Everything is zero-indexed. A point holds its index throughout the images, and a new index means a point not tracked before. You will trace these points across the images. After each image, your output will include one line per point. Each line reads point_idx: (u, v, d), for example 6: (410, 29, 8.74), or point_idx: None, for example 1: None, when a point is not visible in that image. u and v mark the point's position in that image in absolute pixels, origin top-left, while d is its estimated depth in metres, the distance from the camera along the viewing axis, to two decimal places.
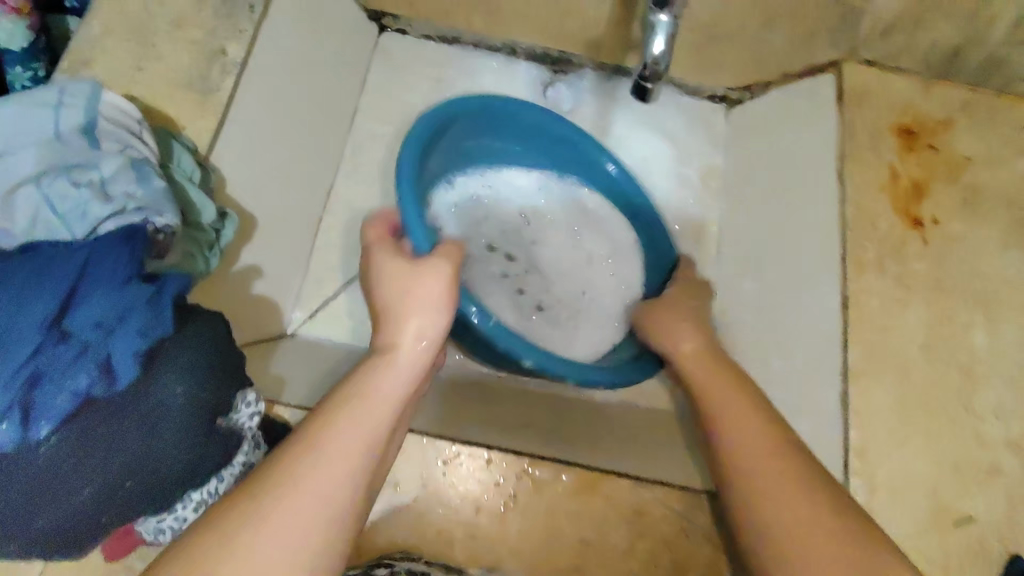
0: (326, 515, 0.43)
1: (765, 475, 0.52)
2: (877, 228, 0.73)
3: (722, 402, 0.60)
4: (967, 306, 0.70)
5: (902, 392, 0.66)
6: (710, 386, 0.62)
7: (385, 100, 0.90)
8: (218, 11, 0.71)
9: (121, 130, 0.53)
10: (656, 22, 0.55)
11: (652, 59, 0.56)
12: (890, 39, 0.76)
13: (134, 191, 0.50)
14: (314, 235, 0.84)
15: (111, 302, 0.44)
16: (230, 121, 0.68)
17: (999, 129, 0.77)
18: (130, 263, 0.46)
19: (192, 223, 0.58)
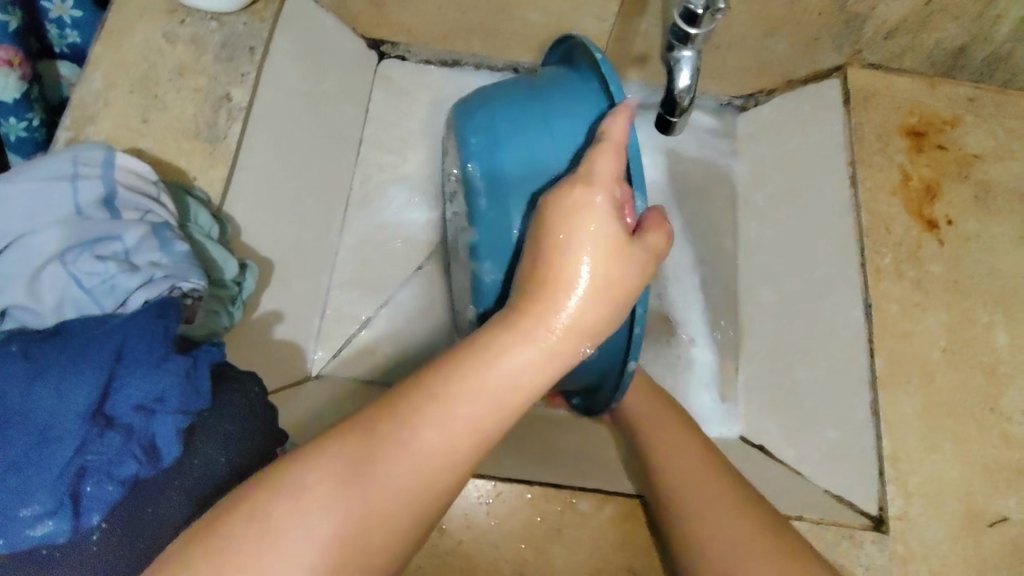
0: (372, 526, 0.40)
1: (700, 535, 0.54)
2: (894, 232, 0.73)
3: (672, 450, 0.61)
4: (986, 305, 0.70)
5: (929, 397, 0.67)
6: (655, 440, 0.63)
7: (388, 130, 0.89)
8: (218, 55, 0.70)
9: (140, 197, 0.53)
10: (680, 58, 0.59)
11: (679, 92, 0.60)
12: (894, 40, 0.76)
13: (159, 258, 0.50)
14: (330, 274, 0.82)
15: (150, 383, 0.44)
16: (240, 168, 0.67)
17: (1005, 124, 0.78)
18: (165, 339, 0.46)
19: (214, 280, 0.58)
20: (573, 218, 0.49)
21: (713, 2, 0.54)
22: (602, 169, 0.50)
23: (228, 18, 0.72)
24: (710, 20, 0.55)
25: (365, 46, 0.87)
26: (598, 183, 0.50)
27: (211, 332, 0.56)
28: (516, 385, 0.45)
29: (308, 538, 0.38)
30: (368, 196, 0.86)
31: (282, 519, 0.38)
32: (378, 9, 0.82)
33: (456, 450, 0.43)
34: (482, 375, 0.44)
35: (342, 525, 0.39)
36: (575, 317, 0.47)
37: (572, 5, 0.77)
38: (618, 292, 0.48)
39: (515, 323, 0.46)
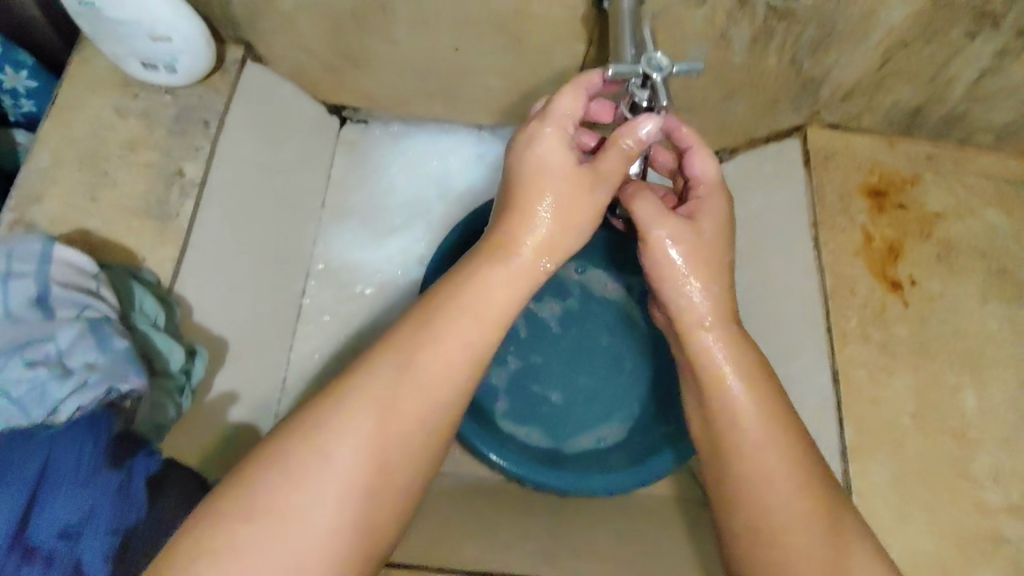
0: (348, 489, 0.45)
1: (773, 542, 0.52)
2: (858, 294, 0.72)
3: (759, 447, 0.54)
4: (953, 368, 0.70)
5: (899, 465, 0.66)
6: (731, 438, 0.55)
7: (353, 198, 0.88)
8: (170, 129, 0.69)
9: (77, 290, 0.50)
10: None
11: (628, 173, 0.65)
12: (851, 102, 0.76)
13: (94, 358, 0.47)
14: (291, 346, 0.81)
15: (77, 502, 0.45)
16: (192, 247, 0.65)
17: (962, 181, 0.79)
18: (94, 454, 0.46)
19: (160, 371, 0.55)
20: (531, 165, 0.53)
21: (657, 101, 0.53)
22: (551, 146, 0.53)
23: (182, 91, 0.71)
24: (655, 112, 0.55)
25: (326, 111, 0.87)
26: (551, 120, 0.53)
27: (156, 427, 0.54)
28: (499, 304, 0.51)
29: (329, 483, 0.45)
30: (331, 265, 0.86)
31: (303, 473, 0.45)
32: (336, 75, 0.81)
33: (451, 377, 0.49)
34: (448, 314, 0.50)
35: (350, 468, 0.46)
36: (539, 247, 0.53)
37: (530, 71, 0.77)
38: (580, 217, 0.54)
39: (490, 254, 0.52)
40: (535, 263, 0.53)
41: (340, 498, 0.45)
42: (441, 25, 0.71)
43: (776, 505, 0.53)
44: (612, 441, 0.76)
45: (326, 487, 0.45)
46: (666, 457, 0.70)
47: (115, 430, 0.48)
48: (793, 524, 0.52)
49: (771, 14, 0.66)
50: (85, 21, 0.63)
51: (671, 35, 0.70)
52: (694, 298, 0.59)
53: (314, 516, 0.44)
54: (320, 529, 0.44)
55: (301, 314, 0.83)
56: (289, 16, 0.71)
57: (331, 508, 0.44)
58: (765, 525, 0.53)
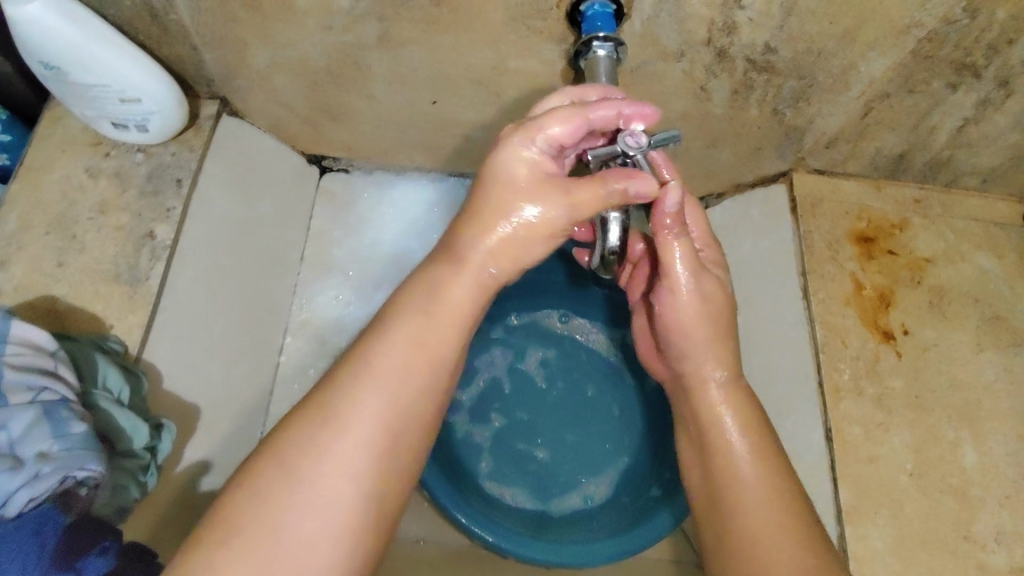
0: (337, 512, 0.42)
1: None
2: (849, 346, 0.71)
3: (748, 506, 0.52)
4: (950, 422, 0.68)
5: (898, 528, 0.63)
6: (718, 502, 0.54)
7: (336, 250, 0.86)
8: (143, 189, 0.67)
9: (33, 373, 0.48)
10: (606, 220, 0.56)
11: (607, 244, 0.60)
12: (835, 148, 0.75)
13: (48, 447, 0.46)
14: (267, 408, 0.78)
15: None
16: (162, 310, 0.63)
17: (952, 225, 0.78)
18: (41, 558, 0.44)
19: (123, 450, 0.53)
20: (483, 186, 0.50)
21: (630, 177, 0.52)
22: (519, 164, 0.49)
23: (155, 149, 0.69)
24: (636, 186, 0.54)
25: (304, 162, 0.86)
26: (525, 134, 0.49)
27: (117, 509, 0.52)
28: (461, 309, 0.48)
29: (319, 501, 0.42)
30: (310, 320, 0.83)
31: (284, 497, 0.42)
32: (314, 128, 0.80)
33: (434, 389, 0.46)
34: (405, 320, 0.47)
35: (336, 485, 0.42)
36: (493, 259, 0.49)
37: (510, 123, 0.76)
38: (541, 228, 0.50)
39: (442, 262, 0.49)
40: (480, 269, 0.50)
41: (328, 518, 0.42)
42: (419, 81, 0.70)
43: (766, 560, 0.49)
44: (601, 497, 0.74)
45: (312, 508, 0.42)
46: (665, 516, 0.67)
47: (66, 528, 0.45)
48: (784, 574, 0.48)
49: (750, 68, 0.65)
50: (53, 85, 0.62)
51: (649, 88, 0.69)
52: (706, 364, 0.59)
53: (301, 535, 0.41)
54: (310, 547, 0.41)
55: (278, 373, 0.80)
56: (263, 74, 0.70)
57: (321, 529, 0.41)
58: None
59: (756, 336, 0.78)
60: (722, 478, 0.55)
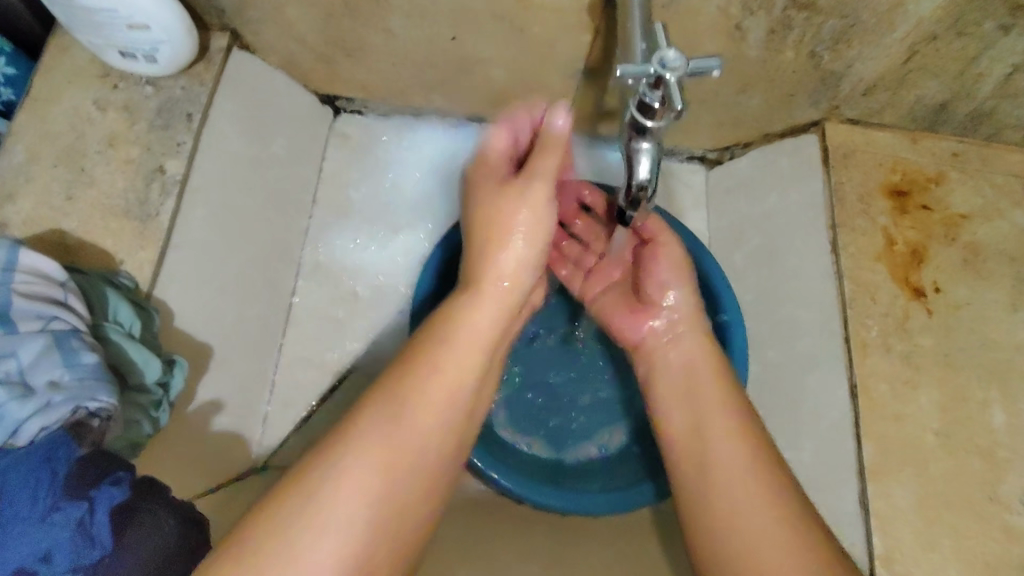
0: (349, 533, 0.47)
1: (739, 488, 0.54)
2: (879, 302, 0.68)
3: (715, 427, 0.57)
4: (980, 381, 0.66)
5: (922, 486, 0.62)
6: (696, 424, 0.59)
7: (353, 194, 0.83)
8: (152, 123, 0.65)
9: (41, 302, 0.47)
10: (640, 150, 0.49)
11: (640, 185, 0.50)
12: (873, 97, 0.72)
13: (60, 376, 0.44)
14: (279, 351, 0.76)
15: (31, 544, 0.41)
16: (174, 247, 0.62)
17: (990, 180, 0.74)
18: (53, 488, 0.42)
19: (134, 385, 0.52)
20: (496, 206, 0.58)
21: (671, 102, 0.45)
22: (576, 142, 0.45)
23: (165, 82, 0.67)
24: (667, 114, 0.46)
25: (318, 101, 0.83)
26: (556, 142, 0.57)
27: (131, 444, 0.51)
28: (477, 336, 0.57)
29: (326, 503, 0.47)
30: (324, 262, 0.80)
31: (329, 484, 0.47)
32: (329, 66, 0.77)
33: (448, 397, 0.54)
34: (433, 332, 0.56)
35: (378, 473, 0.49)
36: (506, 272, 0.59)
37: (533, 63, 0.72)
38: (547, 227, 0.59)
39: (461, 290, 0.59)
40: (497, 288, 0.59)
41: (360, 506, 0.48)
42: (439, 14, 0.67)
43: (725, 464, 0.55)
44: (616, 445, 0.74)
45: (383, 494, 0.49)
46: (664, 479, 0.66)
47: (77, 458, 0.44)
48: (739, 486, 0.53)
49: (791, 4, 0.62)
50: (57, 9, 0.59)
51: (681, 27, 0.66)
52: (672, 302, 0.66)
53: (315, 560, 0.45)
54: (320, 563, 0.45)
55: (289, 318, 0.78)
56: (275, 4, 0.67)
57: (354, 520, 0.47)
58: (715, 475, 0.55)
59: (781, 291, 0.76)
60: (699, 399, 0.60)
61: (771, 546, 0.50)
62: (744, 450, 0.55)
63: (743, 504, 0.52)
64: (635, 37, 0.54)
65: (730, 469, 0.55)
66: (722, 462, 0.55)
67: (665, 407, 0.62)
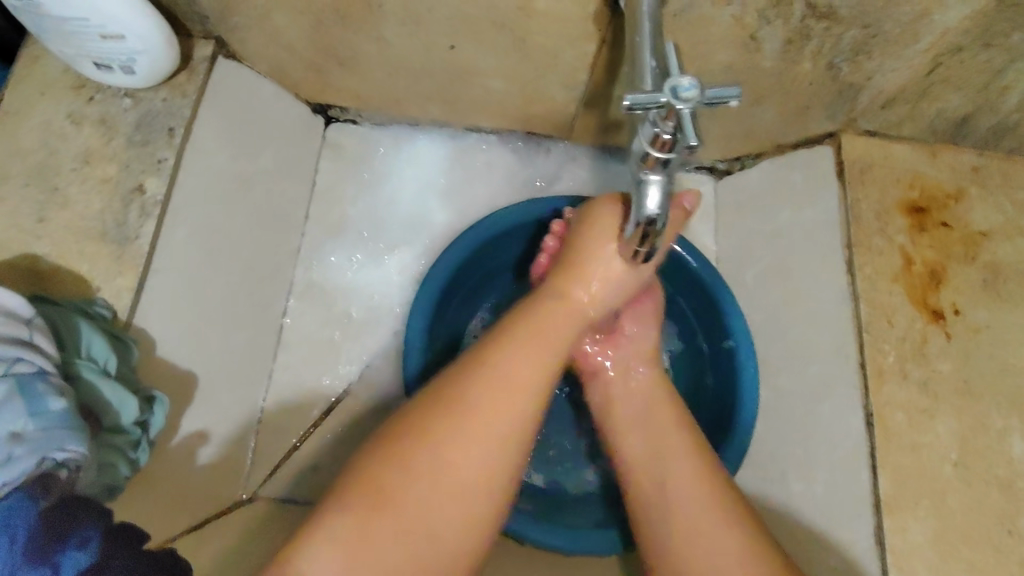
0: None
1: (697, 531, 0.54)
2: (895, 326, 0.65)
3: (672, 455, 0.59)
4: (1000, 409, 0.63)
5: (939, 522, 0.59)
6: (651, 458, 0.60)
7: (348, 208, 0.78)
8: (131, 138, 0.61)
9: (4, 343, 0.43)
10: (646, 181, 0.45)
11: (647, 218, 0.47)
12: (892, 109, 0.69)
13: (23, 427, 0.42)
14: (269, 378, 0.72)
15: None
16: (154, 271, 0.59)
17: (1012, 195, 0.71)
18: (11, 553, 0.38)
19: (109, 426, 0.49)
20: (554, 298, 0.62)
21: (685, 135, 0.41)
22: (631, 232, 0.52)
23: (144, 94, 0.63)
24: (678, 147, 0.43)
25: (308, 110, 0.78)
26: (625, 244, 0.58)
27: (108, 488, 0.48)
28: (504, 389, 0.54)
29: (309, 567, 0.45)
30: (317, 280, 0.76)
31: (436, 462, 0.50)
32: (319, 74, 0.73)
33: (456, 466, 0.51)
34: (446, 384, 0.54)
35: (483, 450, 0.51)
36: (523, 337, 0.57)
37: (535, 74, 0.69)
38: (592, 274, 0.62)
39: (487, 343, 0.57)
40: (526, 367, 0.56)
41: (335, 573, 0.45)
42: (436, 22, 0.63)
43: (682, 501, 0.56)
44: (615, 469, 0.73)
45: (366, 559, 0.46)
46: None
47: (38, 516, 0.40)
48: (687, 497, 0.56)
49: (809, 14, 0.58)
50: (26, 18, 0.55)
51: (692, 36, 0.62)
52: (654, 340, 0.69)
53: None
54: None
55: (280, 342, 0.74)
56: (261, 10, 0.64)
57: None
58: (674, 512, 0.56)
59: (792, 311, 0.73)
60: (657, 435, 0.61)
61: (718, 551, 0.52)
62: (697, 494, 0.56)
63: (691, 519, 0.55)
64: (644, 51, 0.50)
65: (686, 507, 0.55)
66: (673, 476, 0.58)
67: (622, 432, 0.64)
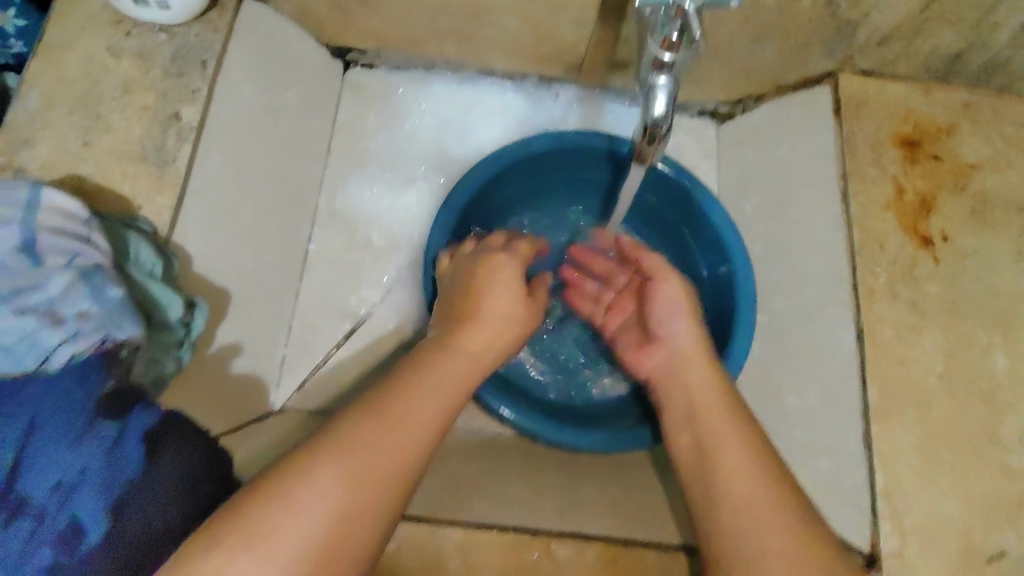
0: None
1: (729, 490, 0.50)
2: (886, 250, 0.69)
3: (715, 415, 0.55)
4: (985, 327, 0.67)
5: (924, 427, 0.63)
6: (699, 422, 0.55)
7: (371, 145, 0.83)
8: (166, 70, 0.65)
9: (68, 238, 0.47)
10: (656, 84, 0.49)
11: (653, 120, 0.51)
12: (888, 46, 0.72)
13: (88, 308, 0.45)
14: (295, 298, 0.77)
15: (64, 463, 0.41)
16: (191, 193, 0.63)
17: (1003, 130, 0.74)
18: (84, 411, 0.43)
19: (159, 322, 0.53)
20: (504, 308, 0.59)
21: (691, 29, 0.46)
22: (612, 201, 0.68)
23: (178, 30, 0.67)
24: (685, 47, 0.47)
25: (329, 54, 0.82)
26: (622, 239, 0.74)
27: (156, 381, 0.52)
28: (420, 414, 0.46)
29: None
30: (339, 210, 0.81)
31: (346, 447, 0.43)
32: (341, 15, 0.77)
33: (373, 482, 0.42)
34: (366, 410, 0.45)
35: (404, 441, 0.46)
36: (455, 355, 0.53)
37: (548, 13, 0.72)
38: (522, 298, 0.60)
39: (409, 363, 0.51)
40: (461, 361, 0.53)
41: None
42: None
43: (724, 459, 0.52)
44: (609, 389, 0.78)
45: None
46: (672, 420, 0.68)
47: (105, 387, 0.44)
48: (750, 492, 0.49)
49: None
50: None
51: None
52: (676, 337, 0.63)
53: None
54: None
55: (306, 266, 0.78)
56: None
57: None
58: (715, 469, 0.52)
59: (788, 241, 0.77)
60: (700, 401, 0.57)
61: (772, 533, 0.47)
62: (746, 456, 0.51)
63: (729, 476, 0.51)
64: None
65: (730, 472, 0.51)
66: (731, 468, 0.51)
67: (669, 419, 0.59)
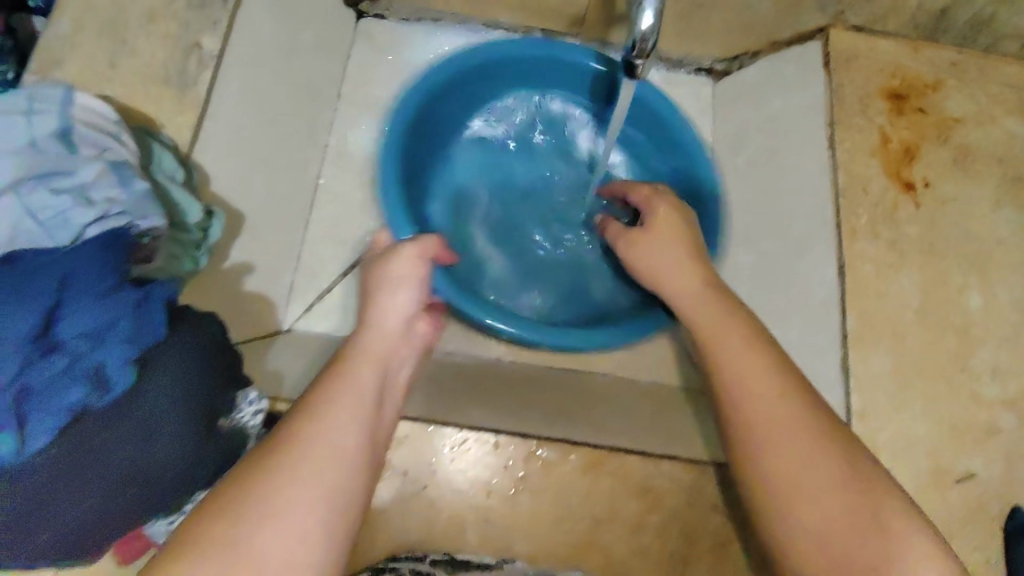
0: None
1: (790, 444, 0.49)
2: (869, 193, 0.72)
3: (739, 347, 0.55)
4: (961, 268, 0.70)
5: (898, 356, 0.67)
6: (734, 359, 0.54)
7: (383, 91, 0.86)
8: (189, 2, 0.67)
9: (99, 134, 0.52)
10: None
11: (640, 35, 0.54)
12: (877, 1, 0.75)
13: (116, 195, 0.49)
14: (305, 227, 0.80)
15: (99, 313, 0.43)
16: (208, 118, 0.66)
17: (986, 86, 0.77)
18: (116, 270, 0.45)
19: (179, 224, 0.57)
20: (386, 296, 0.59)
21: None
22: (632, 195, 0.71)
23: None
24: None
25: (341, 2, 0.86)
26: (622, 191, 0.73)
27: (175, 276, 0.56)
28: (363, 390, 0.52)
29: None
30: (348, 148, 0.84)
31: (249, 530, 0.41)
32: None
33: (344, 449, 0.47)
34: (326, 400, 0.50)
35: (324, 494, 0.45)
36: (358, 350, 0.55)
37: None
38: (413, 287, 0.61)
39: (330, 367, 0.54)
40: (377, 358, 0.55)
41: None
42: None
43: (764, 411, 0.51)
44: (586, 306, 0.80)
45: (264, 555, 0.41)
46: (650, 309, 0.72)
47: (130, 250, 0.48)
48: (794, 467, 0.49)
49: None
50: None
51: None
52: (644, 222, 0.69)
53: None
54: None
55: (315, 199, 0.82)
56: None
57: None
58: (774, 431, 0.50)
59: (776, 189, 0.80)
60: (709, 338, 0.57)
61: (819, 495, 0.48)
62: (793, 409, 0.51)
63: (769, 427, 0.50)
64: None
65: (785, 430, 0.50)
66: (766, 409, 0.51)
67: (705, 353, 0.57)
